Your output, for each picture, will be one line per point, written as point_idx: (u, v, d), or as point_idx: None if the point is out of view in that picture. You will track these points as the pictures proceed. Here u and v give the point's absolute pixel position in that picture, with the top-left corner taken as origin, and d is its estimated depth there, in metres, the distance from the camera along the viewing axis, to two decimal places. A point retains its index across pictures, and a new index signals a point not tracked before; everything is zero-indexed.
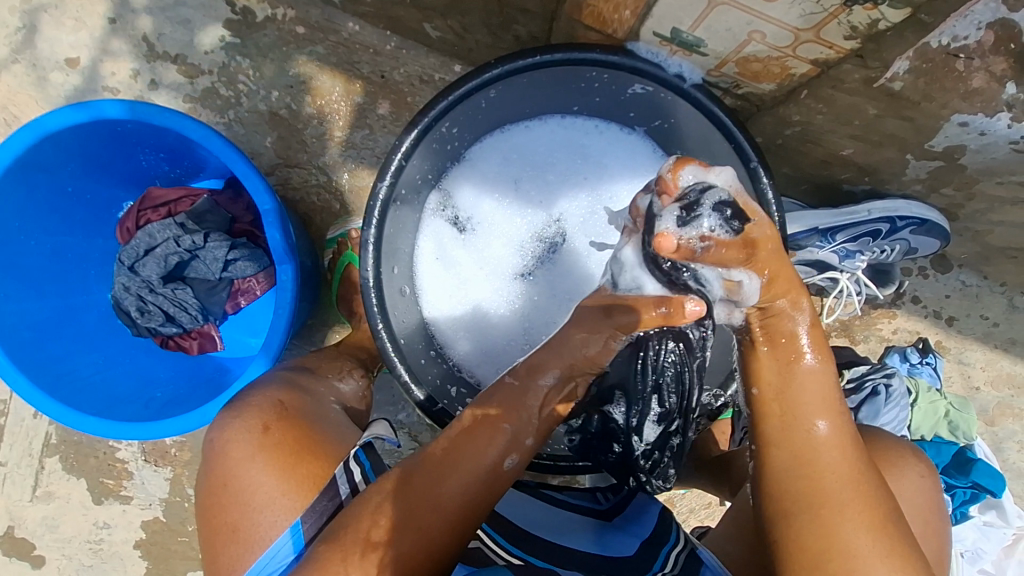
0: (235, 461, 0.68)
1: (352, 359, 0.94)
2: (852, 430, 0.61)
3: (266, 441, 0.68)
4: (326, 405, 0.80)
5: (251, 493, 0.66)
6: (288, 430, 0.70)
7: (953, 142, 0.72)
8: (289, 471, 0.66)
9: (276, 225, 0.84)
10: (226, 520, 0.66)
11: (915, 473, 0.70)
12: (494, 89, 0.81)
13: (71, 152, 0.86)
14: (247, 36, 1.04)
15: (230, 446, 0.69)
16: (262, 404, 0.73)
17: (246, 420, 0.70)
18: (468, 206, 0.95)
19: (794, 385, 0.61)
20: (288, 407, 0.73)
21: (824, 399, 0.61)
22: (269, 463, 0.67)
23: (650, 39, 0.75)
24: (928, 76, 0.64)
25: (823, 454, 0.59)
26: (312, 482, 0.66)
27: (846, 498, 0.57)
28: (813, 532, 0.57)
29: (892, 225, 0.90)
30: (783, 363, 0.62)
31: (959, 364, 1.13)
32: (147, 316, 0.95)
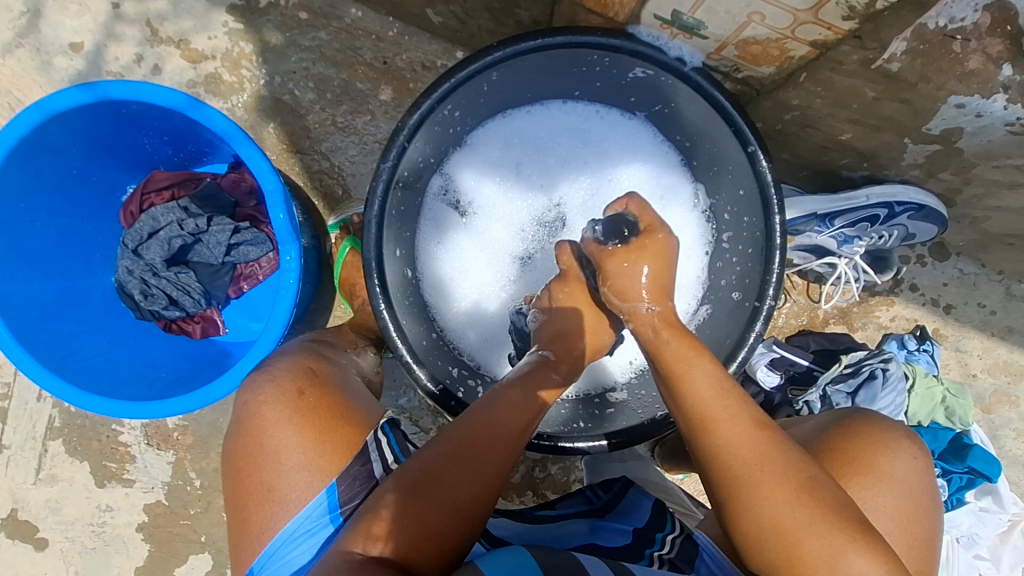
0: (270, 423, 0.69)
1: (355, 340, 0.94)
2: (749, 414, 0.61)
3: (301, 405, 0.70)
4: (350, 374, 0.81)
5: (285, 453, 0.67)
6: (321, 397, 0.71)
7: (950, 125, 0.73)
8: (325, 434, 0.68)
9: (281, 207, 0.85)
10: (260, 480, 0.66)
11: (907, 455, 0.70)
12: (496, 73, 0.81)
13: (76, 133, 0.86)
14: (251, 21, 1.04)
15: (264, 408, 0.70)
16: (295, 370, 0.74)
17: (280, 384, 0.72)
18: (470, 190, 0.96)
19: (681, 392, 0.64)
20: (318, 373, 0.75)
21: (709, 392, 0.63)
22: (305, 426, 0.68)
23: (651, 22, 0.76)
24: (924, 57, 0.65)
25: (725, 442, 0.60)
26: (348, 447, 0.68)
27: (757, 476, 0.57)
28: (746, 521, 0.57)
29: (890, 210, 0.91)
30: (673, 368, 0.66)
31: (956, 351, 1.13)
32: (150, 299, 0.96)
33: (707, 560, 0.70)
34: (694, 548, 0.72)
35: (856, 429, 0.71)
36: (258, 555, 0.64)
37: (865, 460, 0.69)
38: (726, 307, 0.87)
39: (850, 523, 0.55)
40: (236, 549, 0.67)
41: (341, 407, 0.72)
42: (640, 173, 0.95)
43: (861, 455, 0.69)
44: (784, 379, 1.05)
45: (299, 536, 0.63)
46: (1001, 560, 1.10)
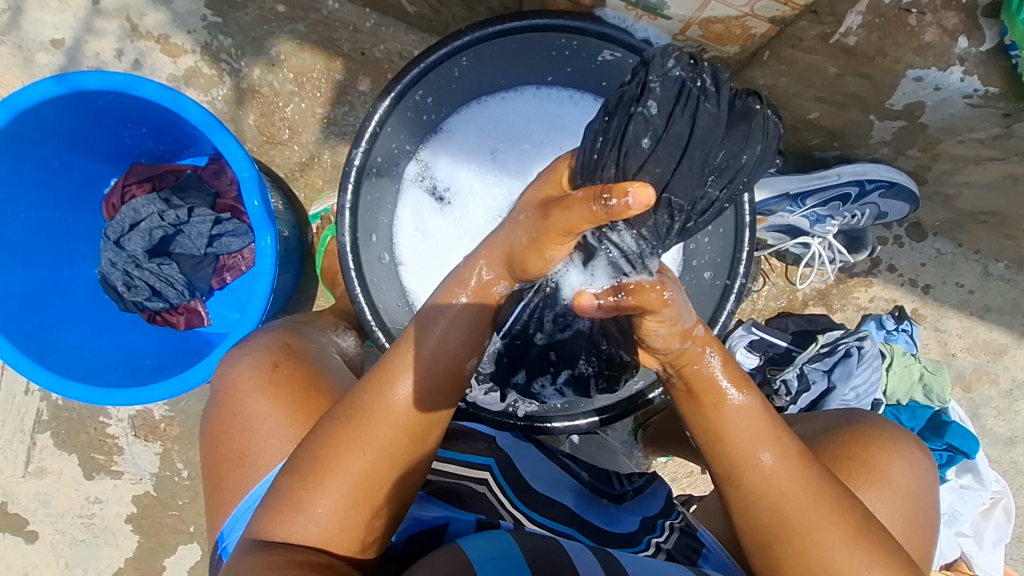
0: (245, 395, 0.71)
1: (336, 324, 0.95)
2: (796, 450, 0.59)
3: (274, 377, 0.72)
4: (327, 352, 0.82)
5: (259, 421, 0.69)
6: (297, 370, 0.73)
7: (911, 100, 0.75)
8: (298, 404, 0.70)
9: (256, 193, 0.86)
10: (232, 447, 0.69)
11: (920, 466, 0.72)
12: (465, 57, 0.82)
13: (56, 125, 0.88)
14: (229, 15, 1.06)
15: (240, 379, 0.72)
16: (270, 344, 0.76)
17: (256, 357, 0.73)
18: (446, 176, 0.97)
19: (724, 432, 0.59)
20: (294, 348, 0.76)
21: (763, 430, 0.59)
22: (280, 396, 0.70)
23: (617, 3, 0.77)
24: (880, 30, 0.68)
25: (774, 486, 0.58)
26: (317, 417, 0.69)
27: (811, 521, 0.57)
28: (790, 561, 0.58)
29: (861, 188, 0.92)
30: (710, 408, 0.59)
31: (936, 331, 1.14)
32: (133, 291, 0.97)
33: (710, 559, 0.71)
34: (698, 547, 0.72)
35: (876, 434, 0.72)
36: (227, 517, 0.65)
37: (878, 469, 0.70)
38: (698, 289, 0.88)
39: (895, 561, 0.58)
40: (210, 512, 0.69)
41: (314, 379, 0.73)
42: None
43: (876, 464, 0.70)
44: (763, 361, 1.05)
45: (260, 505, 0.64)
46: (983, 538, 1.10)
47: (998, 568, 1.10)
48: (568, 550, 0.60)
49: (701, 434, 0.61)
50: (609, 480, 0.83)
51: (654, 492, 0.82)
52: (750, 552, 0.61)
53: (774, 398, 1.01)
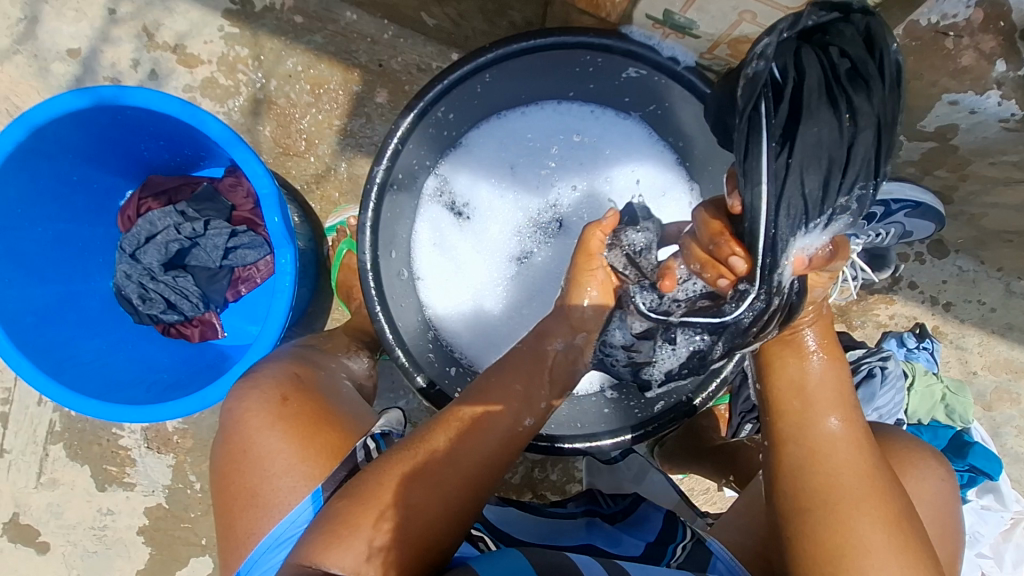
0: (252, 429, 0.68)
1: (353, 340, 0.94)
2: (863, 427, 0.62)
3: (283, 412, 0.69)
4: (338, 379, 0.81)
5: (270, 458, 0.66)
6: (305, 403, 0.71)
7: (943, 122, 0.74)
8: (308, 438, 0.67)
9: (275, 210, 0.84)
10: (244, 485, 0.66)
11: (935, 475, 0.69)
12: (489, 74, 0.81)
13: (74, 138, 0.87)
14: (246, 26, 1.05)
15: (249, 415, 0.69)
16: (280, 376, 0.74)
17: (265, 391, 0.71)
18: (465, 192, 0.96)
19: (806, 388, 0.64)
20: (303, 380, 0.75)
21: (835, 397, 0.63)
22: (289, 432, 0.67)
23: (643, 21, 0.76)
24: (918, 54, 0.69)
25: (835, 449, 0.60)
26: (329, 454, 0.67)
27: (855, 486, 0.58)
28: (827, 526, 0.57)
29: (886, 208, 0.90)
30: (798, 360, 0.65)
31: (956, 349, 1.13)
32: (148, 303, 0.96)
33: (719, 567, 0.68)
34: (705, 561, 0.69)
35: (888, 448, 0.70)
36: (244, 558, 0.64)
37: None
38: None
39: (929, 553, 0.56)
40: (223, 548, 0.67)
41: (324, 412, 0.71)
42: (636, 172, 0.95)
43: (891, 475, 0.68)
44: None
45: (283, 542, 0.63)
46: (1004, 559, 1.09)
47: None
48: (574, 560, 0.59)
49: (780, 385, 0.65)
50: (596, 500, 0.85)
51: (647, 516, 0.81)
52: (784, 515, 0.60)
53: None
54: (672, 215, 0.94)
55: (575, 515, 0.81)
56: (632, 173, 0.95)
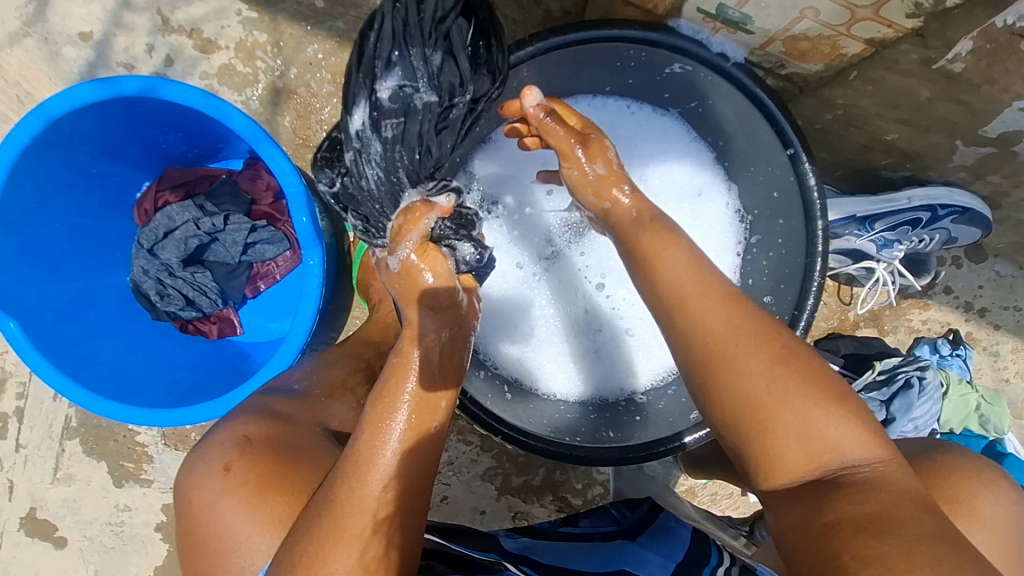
0: (205, 506, 0.65)
1: (351, 362, 0.86)
2: (728, 290, 0.57)
3: (227, 485, 0.65)
4: (310, 431, 0.73)
5: (223, 534, 0.63)
6: (251, 468, 0.65)
7: (1009, 128, 0.69)
8: (259, 506, 0.63)
9: (304, 210, 0.80)
10: (207, 562, 0.65)
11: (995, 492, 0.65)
12: (527, 68, 0.77)
13: (87, 131, 0.83)
14: (265, 9, 1.01)
15: (195, 491, 0.66)
16: (225, 441, 0.69)
17: (209, 461, 0.67)
18: (495, 190, 0.93)
19: (656, 276, 0.60)
20: (253, 441, 0.68)
21: (686, 273, 0.58)
22: (236, 504, 0.64)
23: (693, 15, 0.72)
24: (991, 56, 0.59)
25: (702, 323, 0.56)
26: (276, 521, 0.62)
27: (731, 351, 0.54)
28: (726, 390, 0.54)
29: (933, 214, 0.87)
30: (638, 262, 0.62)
31: (989, 355, 1.11)
32: (166, 300, 0.94)
33: None
34: None
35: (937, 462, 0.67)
36: None
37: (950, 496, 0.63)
38: None
39: (826, 393, 0.52)
40: None
41: (273, 471, 0.65)
42: (672, 173, 0.92)
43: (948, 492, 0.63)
44: None
45: None
46: None
47: None
48: None
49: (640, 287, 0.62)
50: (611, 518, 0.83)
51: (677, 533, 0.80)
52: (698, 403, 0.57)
53: None
54: (707, 217, 0.92)
55: (593, 536, 0.79)
56: (668, 173, 0.91)
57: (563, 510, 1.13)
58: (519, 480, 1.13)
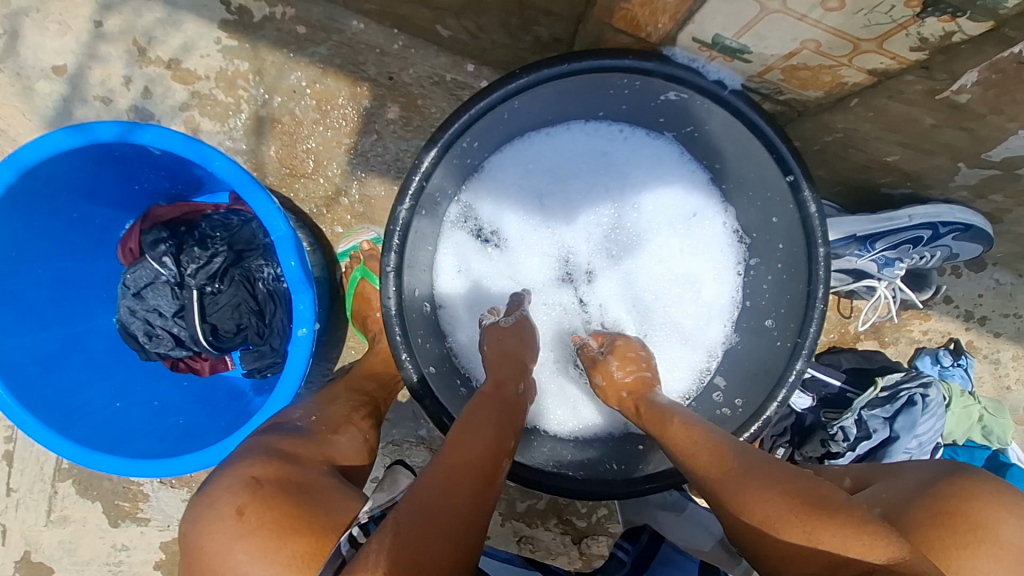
0: (213, 557, 0.54)
1: (353, 399, 0.85)
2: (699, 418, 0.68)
3: (243, 531, 0.54)
4: (319, 470, 0.66)
5: None
6: (267, 512, 0.55)
7: (1014, 153, 0.67)
8: (274, 552, 0.53)
9: (292, 253, 0.77)
10: None
11: None
12: (518, 100, 0.75)
13: (65, 177, 0.80)
14: (245, 37, 0.98)
15: (205, 540, 0.55)
16: (233, 482, 0.58)
17: (220, 504, 0.56)
18: (492, 219, 0.91)
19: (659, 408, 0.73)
20: (264, 481, 0.59)
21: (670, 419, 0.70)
22: (254, 551, 0.52)
23: (689, 44, 0.69)
24: (997, 88, 0.57)
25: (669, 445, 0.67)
26: (303, 564, 0.53)
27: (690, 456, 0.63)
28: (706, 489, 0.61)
29: (934, 231, 0.85)
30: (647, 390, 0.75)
31: (991, 363, 1.10)
32: (155, 341, 0.92)
33: None
34: None
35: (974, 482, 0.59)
36: None
37: None
38: (765, 349, 0.82)
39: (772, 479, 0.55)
40: None
41: (293, 513, 0.56)
42: (669, 198, 0.90)
43: None
44: (817, 401, 1.01)
45: None
46: None
47: None
48: None
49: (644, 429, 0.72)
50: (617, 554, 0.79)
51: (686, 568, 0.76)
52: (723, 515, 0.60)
53: (828, 443, 0.97)
54: (704, 239, 0.89)
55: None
56: (662, 199, 0.89)
57: (568, 532, 1.12)
58: (523, 505, 1.11)
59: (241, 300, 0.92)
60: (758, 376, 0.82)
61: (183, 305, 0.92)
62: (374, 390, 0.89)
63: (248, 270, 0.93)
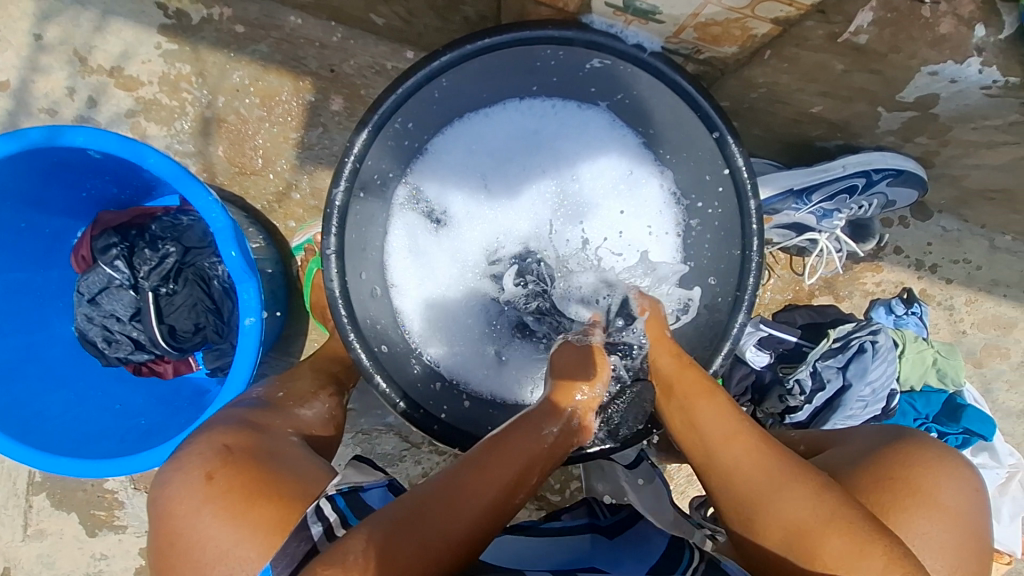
0: (181, 521, 0.58)
1: (320, 376, 0.87)
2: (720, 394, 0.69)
3: (211, 494, 0.59)
4: (285, 441, 0.70)
5: (202, 546, 0.57)
6: (234, 477, 0.60)
7: (924, 92, 0.69)
8: (240, 516, 0.57)
9: (232, 244, 0.78)
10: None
11: (955, 481, 0.60)
12: (445, 78, 0.77)
13: (7, 186, 0.82)
14: (185, 40, 0.99)
15: (174, 502, 0.59)
16: (205, 452, 0.63)
17: (189, 471, 0.61)
18: (439, 199, 0.92)
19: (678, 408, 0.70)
20: (233, 451, 0.63)
21: (720, 414, 0.66)
22: (219, 513, 0.57)
23: (604, 9, 0.71)
24: (894, 26, 0.61)
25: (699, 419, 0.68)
26: (269, 527, 0.57)
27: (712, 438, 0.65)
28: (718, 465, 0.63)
29: (868, 179, 0.87)
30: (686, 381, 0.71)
31: (944, 309, 1.12)
32: (114, 346, 0.93)
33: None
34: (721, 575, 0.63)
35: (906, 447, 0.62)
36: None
37: (923, 489, 0.59)
38: (710, 305, 0.85)
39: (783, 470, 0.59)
40: None
41: (259, 481, 0.60)
42: (611, 166, 0.91)
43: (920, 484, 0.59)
44: (774, 358, 1.03)
45: None
46: (1001, 511, 1.08)
47: (1019, 541, 1.08)
48: None
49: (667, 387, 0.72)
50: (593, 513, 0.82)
51: (648, 536, 0.77)
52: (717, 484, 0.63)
53: (787, 398, 0.99)
54: (646, 205, 0.91)
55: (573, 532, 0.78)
56: (603, 168, 0.91)
57: (543, 508, 1.14)
58: None
59: (197, 300, 0.93)
60: (704, 332, 0.84)
61: (139, 308, 0.93)
62: (338, 370, 0.90)
63: (202, 269, 0.94)
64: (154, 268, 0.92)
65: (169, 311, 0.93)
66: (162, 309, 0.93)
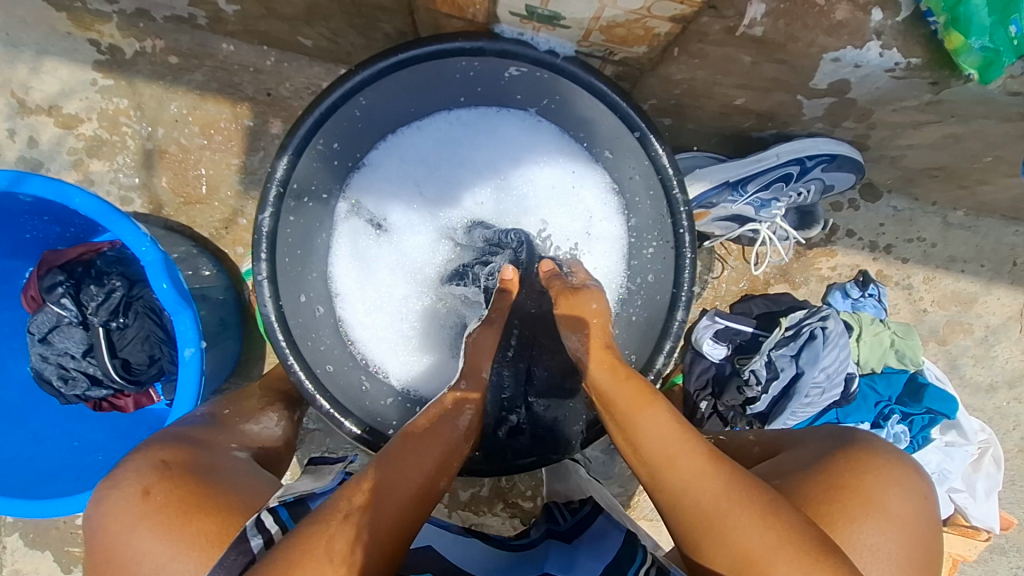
0: (119, 537, 0.58)
1: (269, 395, 0.87)
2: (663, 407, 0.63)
3: (147, 509, 0.58)
4: (226, 456, 0.69)
5: (138, 562, 0.56)
6: (172, 491, 0.59)
7: (834, 79, 0.69)
8: (177, 529, 0.56)
9: (162, 275, 0.78)
10: None
11: (905, 490, 0.59)
12: (363, 97, 0.78)
13: None
14: (120, 74, 0.99)
15: (111, 518, 0.59)
16: (143, 467, 0.62)
17: (126, 485, 0.60)
18: (380, 209, 0.91)
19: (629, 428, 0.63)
20: (173, 466, 0.62)
21: (668, 430, 0.60)
22: (155, 528, 0.56)
23: (510, 18, 0.72)
24: (787, 16, 0.61)
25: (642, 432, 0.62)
26: (208, 540, 0.56)
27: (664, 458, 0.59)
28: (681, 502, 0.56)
29: (802, 166, 0.87)
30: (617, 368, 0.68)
31: (904, 290, 1.11)
32: (71, 384, 0.94)
33: None
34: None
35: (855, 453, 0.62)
36: None
37: (870, 497, 0.58)
38: (650, 302, 0.85)
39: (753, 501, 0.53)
40: None
41: (196, 496, 0.59)
42: (548, 167, 0.90)
43: (869, 492, 0.58)
44: (731, 350, 1.03)
45: None
46: (977, 490, 1.07)
47: (995, 516, 1.07)
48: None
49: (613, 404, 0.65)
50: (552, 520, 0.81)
51: (605, 531, 0.75)
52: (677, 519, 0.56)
53: (744, 390, 1.00)
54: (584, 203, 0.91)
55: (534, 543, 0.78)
56: (542, 168, 0.90)
57: (517, 515, 1.13)
58: (466, 494, 1.12)
59: (149, 332, 0.94)
60: (645, 328, 0.84)
61: (91, 344, 0.93)
62: (290, 388, 0.90)
63: (152, 301, 0.95)
64: (104, 303, 0.93)
65: (124, 345, 0.93)
66: (116, 343, 0.93)
